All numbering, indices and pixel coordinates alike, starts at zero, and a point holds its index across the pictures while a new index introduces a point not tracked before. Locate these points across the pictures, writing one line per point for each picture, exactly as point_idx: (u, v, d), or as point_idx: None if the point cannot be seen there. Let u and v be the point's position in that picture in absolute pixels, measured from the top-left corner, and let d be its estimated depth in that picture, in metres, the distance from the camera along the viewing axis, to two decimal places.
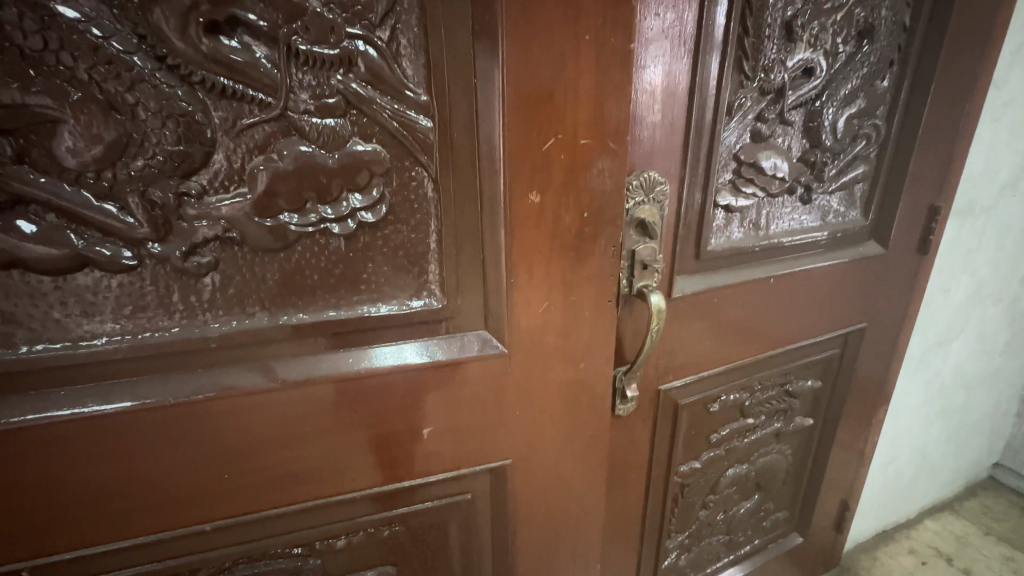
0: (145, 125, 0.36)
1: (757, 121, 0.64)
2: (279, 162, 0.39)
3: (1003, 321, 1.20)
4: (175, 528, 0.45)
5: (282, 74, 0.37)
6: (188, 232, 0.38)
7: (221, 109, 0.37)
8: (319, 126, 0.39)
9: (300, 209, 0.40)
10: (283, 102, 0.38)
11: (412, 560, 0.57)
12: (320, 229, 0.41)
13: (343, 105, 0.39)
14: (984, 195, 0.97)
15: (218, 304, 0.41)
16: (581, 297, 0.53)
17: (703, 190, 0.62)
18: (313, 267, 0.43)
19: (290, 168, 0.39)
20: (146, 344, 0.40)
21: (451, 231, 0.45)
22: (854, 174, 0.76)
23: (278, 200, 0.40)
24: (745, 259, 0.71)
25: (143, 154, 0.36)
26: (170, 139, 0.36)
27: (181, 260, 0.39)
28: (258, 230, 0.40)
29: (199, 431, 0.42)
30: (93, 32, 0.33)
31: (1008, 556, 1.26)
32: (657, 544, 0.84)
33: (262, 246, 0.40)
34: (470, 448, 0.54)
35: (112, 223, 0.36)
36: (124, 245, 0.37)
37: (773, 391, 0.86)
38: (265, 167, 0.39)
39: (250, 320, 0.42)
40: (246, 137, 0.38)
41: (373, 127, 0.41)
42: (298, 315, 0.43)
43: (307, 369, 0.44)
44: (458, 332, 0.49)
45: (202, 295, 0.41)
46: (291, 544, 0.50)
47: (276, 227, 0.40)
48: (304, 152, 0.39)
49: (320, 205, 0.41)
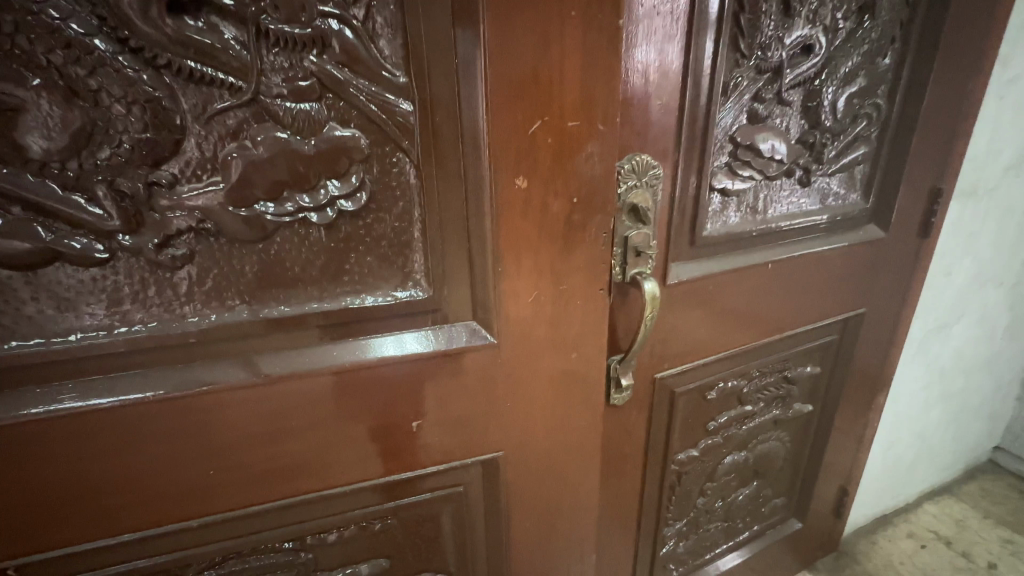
0: (110, 112, 0.34)
1: (754, 102, 0.62)
2: (253, 149, 0.37)
3: (1005, 303, 1.18)
4: (164, 524, 0.44)
5: (252, 56, 0.35)
6: (161, 224, 0.37)
7: (190, 94, 0.35)
8: (294, 111, 0.38)
9: (277, 197, 0.39)
10: (254, 85, 0.36)
11: (405, 552, 0.56)
12: (299, 218, 0.40)
13: (318, 88, 0.38)
14: (987, 176, 0.95)
15: (195, 297, 0.40)
16: (572, 285, 0.52)
17: (698, 173, 0.61)
18: (293, 258, 0.41)
19: (265, 155, 0.38)
20: (122, 339, 0.39)
21: (435, 219, 0.44)
22: (854, 155, 0.74)
23: (255, 188, 0.38)
24: (742, 244, 0.70)
25: (110, 143, 0.35)
26: (138, 126, 0.35)
27: (155, 252, 0.38)
28: (234, 220, 0.38)
29: (184, 427, 0.42)
30: (49, 13, 0.31)
31: (1006, 538, 1.26)
32: (654, 532, 0.84)
33: (239, 236, 0.39)
34: (461, 440, 0.53)
35: (81, 215, 0.35)
36: (94, 237, 0.36)
37: (771, 378, 0.85)
38: (239, 155, 0.37)
39: (230, 313, 0.41)
40: (217, 124, 0.36)
41: (351, 112, 0.39)
42: (279, 308, 0.42)
43: (290, 363, 0.43)
44: (446, 323, 0.48)
45: (178, 288, 0.39)
46: (282, 538, 0.50)
47: (253, 217, 0.39)
48: (279, 138, 0.38)
49: (297, 194, 0.39)
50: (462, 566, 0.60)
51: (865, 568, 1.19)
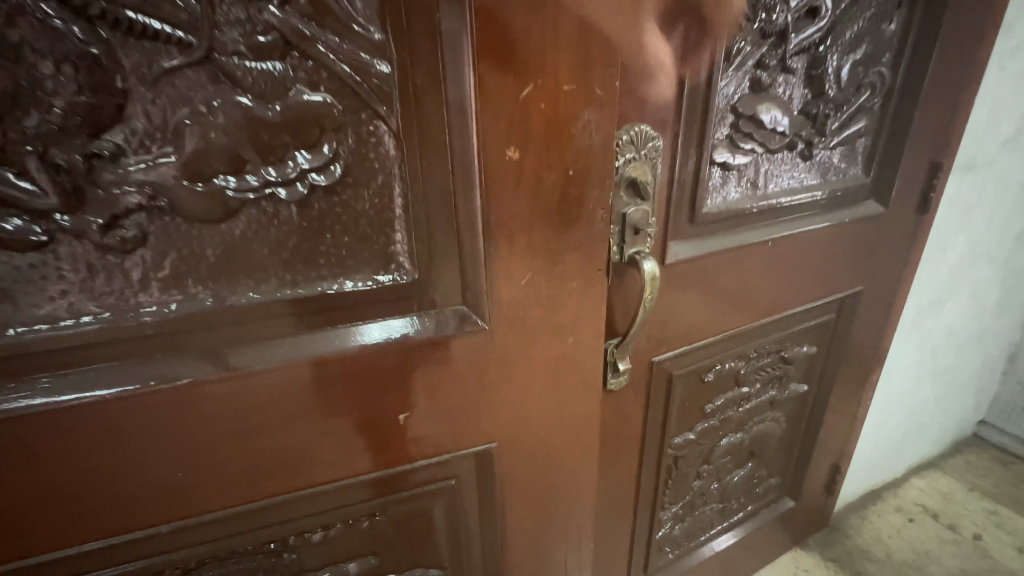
0: (37, 71, 0.29)
1: (757, 69, 0.58)
2: (210, 116, 0.33)
3: (996, 279, 1.18)
4: (131, 531, 0.41)
5: (203, 7, 0.31)
6: (106, 201, 0.33)
7: (131, 50, 0.31)
8: (255, 71, 0.33)
9: (239, 170, 0.35)
10: (207, 42, 0.32)
11: (395, 549, 0.54)
12: (265, 194, 0.36)
13: (282, 46, 0.33)
14: (985, 149, 0.93)
15: (152, 285, 0.36)
16: (568, 267, 0.48)
17: (698, 146, 0.57)
18: (261, 240, 0.37)
19: (224, 122, 0.33)
20: (70, 333, 0.34)
21: (420, 195, 0.40)
22: (856, 127, 0.71)
23: (214, 161, 0.34)
24: (742, 221, 0.67)
25: (39, 107, 0.30)
26: (77, 97, 0.30)
27: (101, 234, 0.33)
28: (191, 197, 0.34)
29: (147, 427, 0.38)
30: None
31: (991, 510, 1.29)
32: (651, 516, 0.83)
33: (198, 215, 0.35)
34: (453, 432, 0.50)
35: (11, 191, 0.31)
36: (28, 218, 0.32)
37: (769, 358, 0.83)
38: (193, 122, 0.33)
39: (192, 302, 0.37)
40: (166, 91, 0.32)
41: (321, 76, 0.35)
42: (248, 295, 0.38)
43: (263, 356, 0.39)
44: (433, 309, 0.44)
45: (131, 275, 0.35)
46: (263, 540, 0.47)
47: (212, 193, 0.35)
48: (240, 104, 0.33)
49: (262, 166, 0.35)
50: (456, 560, 0.58)
51: (855, 542, 1.20)
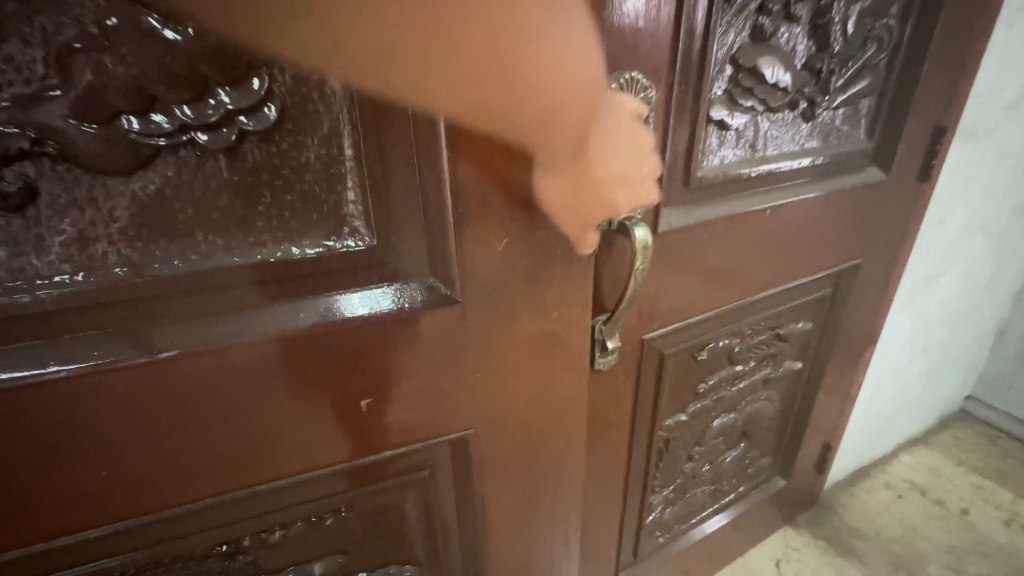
0: None
1: (759, 14, 0.53)
2: (106, 40, 0.27)
3: (990, 253, 1.16)
4: (48, 539, 0.35)
5: None
6: None
7: None
8: None
9: (146, 110, 0.29)
10: None
11: (364, 546, 0.49)
12: (184, 140, 0.30)
13: None
14: (988, 115, 0.89)
15: (50, 250, 0.30)
16: (550, 233, 0.43)
17: (693, 101, 0.52)
18: (183, 197, 0.31)
19: (125, 49, 0.28)
20: None
21: (375, 145, 0.34)
22: (861, 86, 0.66)
23: (114, 94, 0.28)
24: (739, 188, 0.62)
25: None
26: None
27: None
28: (88, 141, 0.28)
29: (58, 419, 0.32)
30: None
31: (978, 485, 1.29)
32: (641, 500, 0.79)
33: (100, 165, 0.29)
34: (424, 419, 0.45)
35: None
36: None
37: (764, 335, 0.80)
38: (84, 46, 0.27)
39: (104, 272, 0.31)
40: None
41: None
42: (173, 263, 0.32)
43: (194, 336, 0.34)
44: (396, 280, 0.39)
45: (20, 238, 0.29)
46: (211, 543, 0.42)
47: (114, 137, 0.29)
48: (145, 26, 0.28)
49: (176, 106, 0.29)
50: (433, 555, 0.53)
51: (845, 520, 1.20)
